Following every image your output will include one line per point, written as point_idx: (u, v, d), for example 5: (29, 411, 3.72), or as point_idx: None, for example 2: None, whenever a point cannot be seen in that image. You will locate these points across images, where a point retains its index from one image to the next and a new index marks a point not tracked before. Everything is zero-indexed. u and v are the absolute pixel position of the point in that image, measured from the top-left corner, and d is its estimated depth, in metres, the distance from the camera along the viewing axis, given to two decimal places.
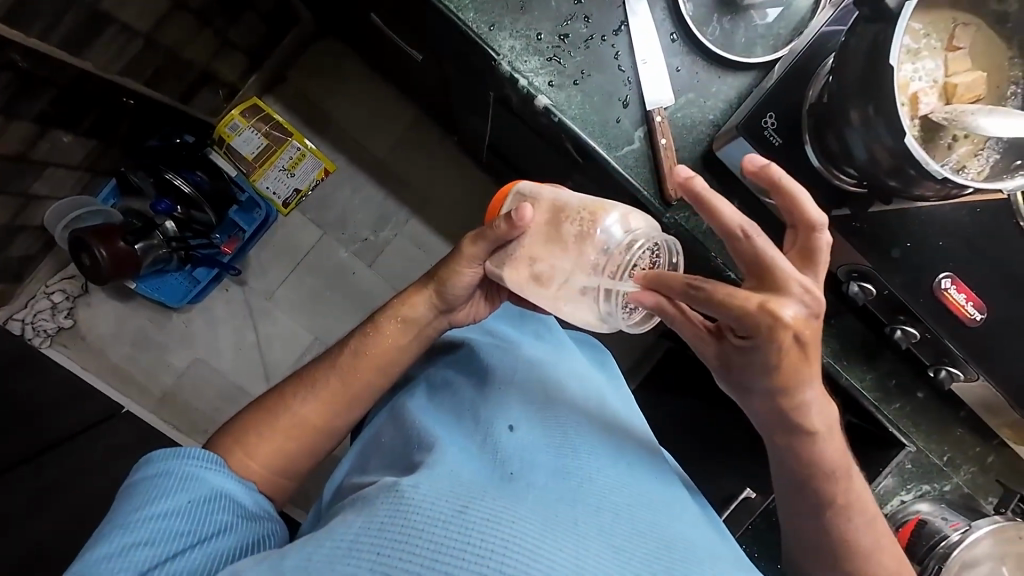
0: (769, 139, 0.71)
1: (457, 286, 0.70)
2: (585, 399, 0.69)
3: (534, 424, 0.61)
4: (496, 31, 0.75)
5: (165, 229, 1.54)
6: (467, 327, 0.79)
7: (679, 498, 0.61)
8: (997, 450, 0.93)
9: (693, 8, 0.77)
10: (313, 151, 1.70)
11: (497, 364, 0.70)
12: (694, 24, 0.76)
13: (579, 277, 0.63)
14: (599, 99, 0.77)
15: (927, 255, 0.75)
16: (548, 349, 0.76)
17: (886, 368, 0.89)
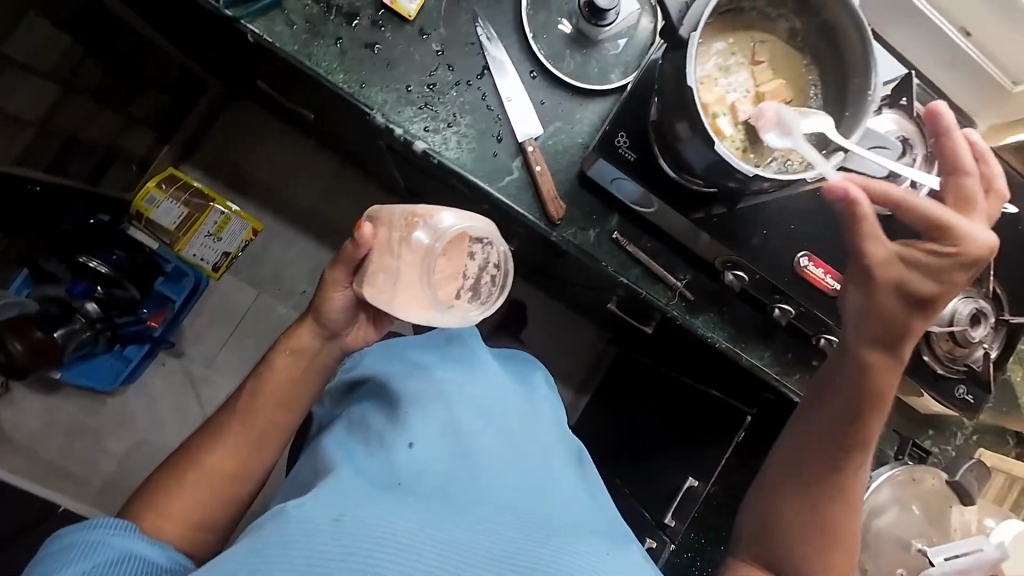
0: (624, 156, 0.79)
1: (330, 309, 0.74)
2: (491, 407, 0.71)
3: (433, 438, 0.64)
4: (367, 88, 0.80)
5: (87, 311, 1.44)
6: (387, 356, 0.79)
7: (565, 498, 0.65)
8: (893, 402, 1.02)
9: (547, 48, 0.85)
10: (238, 212, 1.67)
11: (408, 382, 0.72)
12: (548, 62, 0.85)
13: (405, 275, 0.68)
14: (474, 137, 0.84)
15: (779, 239, 0.85)
16: (463, 361, 0.78)
17: (782, 345, 0.95)
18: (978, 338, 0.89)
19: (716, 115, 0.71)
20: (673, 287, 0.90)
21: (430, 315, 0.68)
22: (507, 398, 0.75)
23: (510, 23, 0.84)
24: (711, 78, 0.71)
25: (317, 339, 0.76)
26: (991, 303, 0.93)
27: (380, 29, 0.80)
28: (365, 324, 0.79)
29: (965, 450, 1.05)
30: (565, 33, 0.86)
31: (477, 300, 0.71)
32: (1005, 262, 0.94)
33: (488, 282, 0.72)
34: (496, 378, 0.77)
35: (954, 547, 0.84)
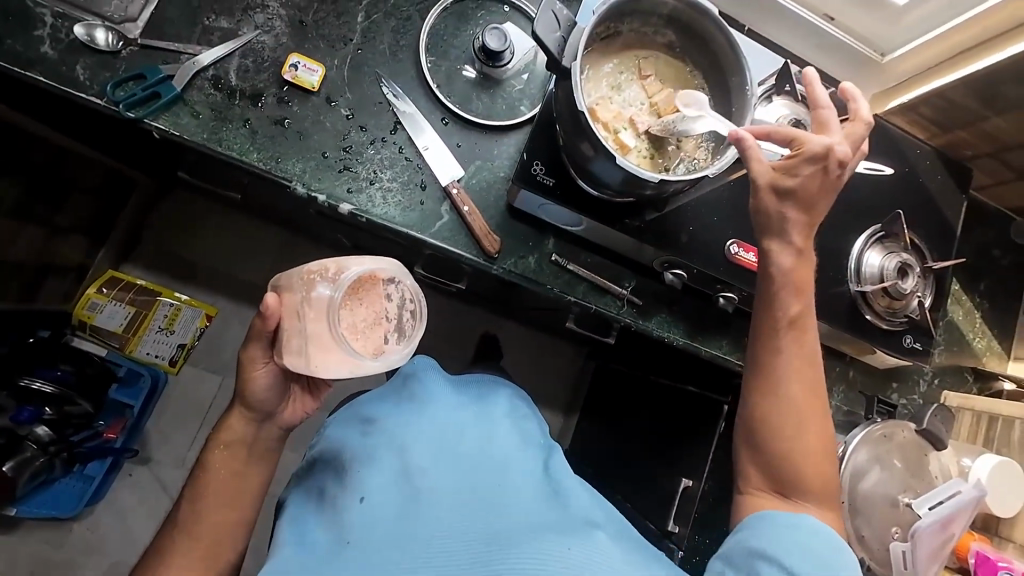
0: (544, 182, 0.82)
1: (256, 389, 0.75)
2: (436, 436, 0.69)
3: (379, 491, 0.64)
4: (283, 162, 0.81)
5: (37, 436, 1.35)
6: (347, 420, 0.79)
7: (525, 508, 0.62)
8: (854, 364, 1.06)
9: (453, 94, 0.89)
10: (188, 301, 1.64)
11: (357, 441, 0.73)
12: (457, 108, 0.88)
13: (314, 328, 0.69)
14: (398, 190, 0.85)
15: (706, 231, 0.89)
16: (410, 400, 0.77)
17: (737, 331, 0.98)
18: (910, 288, 0.94)
19: (617, 131, 0.75)
20: (621, 295, 0.92)
21: (353, 365, 0.69)
22: (456, 422, 0.72)
23: (414, 77, 0.88)
24: (606, 98, 0.75)
25: (249, 427, 0.77)
26: (915, 254, 0.98)
27: (287, 104, 0.82)
28: (300, 396, 0.81)
29: (930, 396, 1.09)
30: (469, 78, 0.90)
31: (400, 339, 0.73)
32: (917, 214, 1.00)
33: (408, 319, 0.75)
34: (445, 405, 0.75)
35: (931, 496, 0.86)
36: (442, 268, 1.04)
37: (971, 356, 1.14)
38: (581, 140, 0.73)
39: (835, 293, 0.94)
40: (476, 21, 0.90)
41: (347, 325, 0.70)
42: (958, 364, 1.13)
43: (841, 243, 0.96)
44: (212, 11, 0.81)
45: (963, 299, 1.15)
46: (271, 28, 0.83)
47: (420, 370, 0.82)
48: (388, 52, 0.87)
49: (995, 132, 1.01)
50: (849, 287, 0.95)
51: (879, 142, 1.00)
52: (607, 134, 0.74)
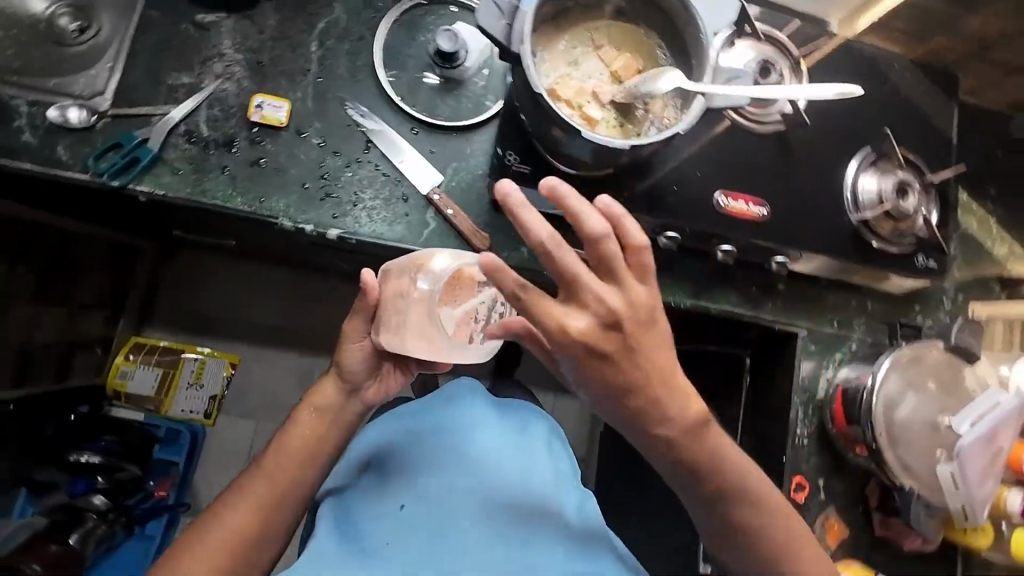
0: (520, 170, 0.82)
1: (351, 361, 0.79)
2: (476, 462, 0.73)
3: (418, 505, 0.69)
4: (268, 201, 0.83)
5: (95, 506, 1.42)
6: (393, 423, 0.81)
7: (549, 548, 0.68)
8: (871, 294, 1.04)
9: (419, 103, 0.90)
10: (211, 354, 1.70)
11: (398, 454, 0.77)
12: (424, 115, 0.89)
13: (413, 312, 0.72)
14: (382, 206, 0.86)
15: (694, 188, 0.88)
16: (446, 416, 0.79)
17: (741, 282, 0.98)
18: (912, 207, 0.91)
19: (581, 106, 0.75)
20: None
21: (444, 351, 0.71)
22: (495, 450, 0.75)
23: (378, 93, 0.89)
24: (563, 76, 0.75)
25: (340, 392, 0.79)
26: (912, 171, 0.96)
27: (260, 144, 0.84)
28: (391, 372, 0.82)
29: (956, 312, 1.07)
30: (432, 84, 0.91)
31: (487, 339, 0.73)
32: (908, 130, 0.98)
33: (494, 320, 0.74)
34: (481, 427, 0.78)
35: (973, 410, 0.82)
36: None
37: (993, 265, 1.10)
38: (548, 122, 0.73)
39: (836, 225, 0.92)
40: (428, 27, 0.91)
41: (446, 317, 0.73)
42: (981, 275, 1.09)
43: (833, 174, 0.94)
44: (173, 70, 0.84)
45: (975, 208, 1.12)
46: (231, 74, 0.85)
47: (467, 391, 0.82)
48: (348, 74, 0.88)
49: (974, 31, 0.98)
50: (849, 217, 0.92)
51: (855, 64, 0.98)
52: (571, 108, 0.74)
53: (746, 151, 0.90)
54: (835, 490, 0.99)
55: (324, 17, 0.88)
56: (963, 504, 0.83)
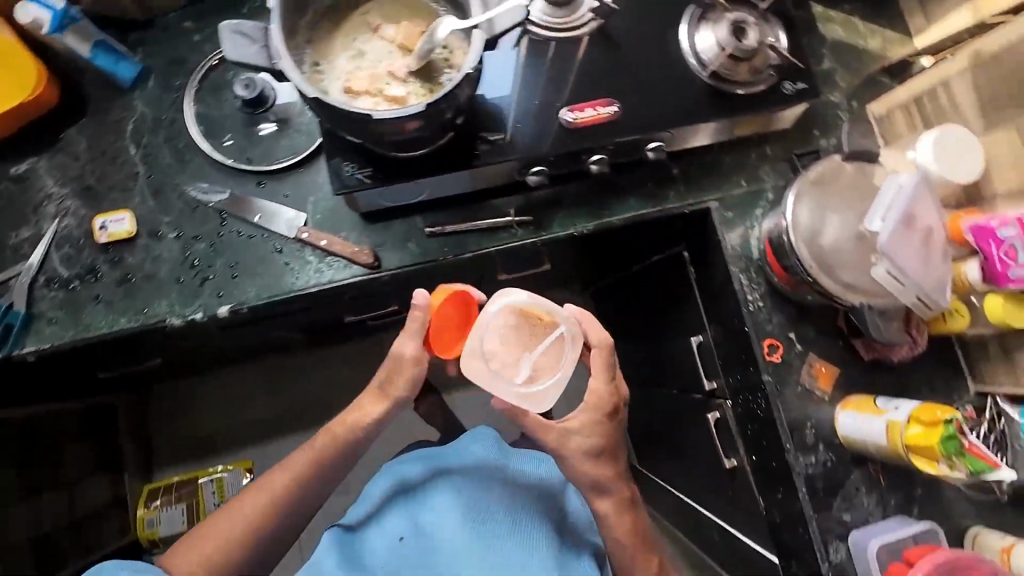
0: (363, 175, 0.81)
1: (402, 366, 0.85)
2: (469, 494, 0.88)
3: (417, 530, 0.85)
4: (149, 309, 0.83)
5: None
6: (421, 462, 0.95)
7: (524, 551, 0.82)
8: (766, 140, 1.02)
9: (260, 155, 0.89)
10: (223, 468, 1.68)
11: (404, 498, 0.90)
12: (266, 166, 0.89)
13: (475, 339, 0.81)
14: (260, 266, 0.86)
15: (540, 117, 0.86)
16: (444, 461, 0.94)
17: (633, 184, 0.97)
18: (754, 42, 0.89)
19: (382, 91, 0.74)
20: (511, 223, 0.92)
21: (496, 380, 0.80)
22: (482, 489, 0.89)
23: (210, 165, 0.88)
24: (353, 71, 0.74)
25: (375, 401, 0.88)
26: (744, 7, 0.93)
27: (121, 260, 0.84)
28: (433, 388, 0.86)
29: (856, 118, 1.04)
30: (269, 131, 0.90)
31: (534, 385, 0.80)
32: None
33: (547, 374, 0.81)
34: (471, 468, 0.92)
35: (885, 205, 0.78)
36: (361, 303, 1.04)
37: (874, 60, 1.07)
38: (354, 121, 0.72)
39: (691, 91, 0.90)
40: (230, 83, 0.91)
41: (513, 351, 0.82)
42: (866, 75, 1.07)
43: (671, 45, 0.92)
44: (11, 230, 0.84)
45: (834, 15, 1.09)
46: (66, 210, 0.85)
47: (483, 438, 0.98)
48: (174, 160, 0.88)
49: None
50: (700, 77, 0.90)
51: None
52: (373, 98, 0.73)
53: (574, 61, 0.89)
54: (810, 337, 0.97)
55: (130, 118, 0.89)
56: (917, 294, 0.81)
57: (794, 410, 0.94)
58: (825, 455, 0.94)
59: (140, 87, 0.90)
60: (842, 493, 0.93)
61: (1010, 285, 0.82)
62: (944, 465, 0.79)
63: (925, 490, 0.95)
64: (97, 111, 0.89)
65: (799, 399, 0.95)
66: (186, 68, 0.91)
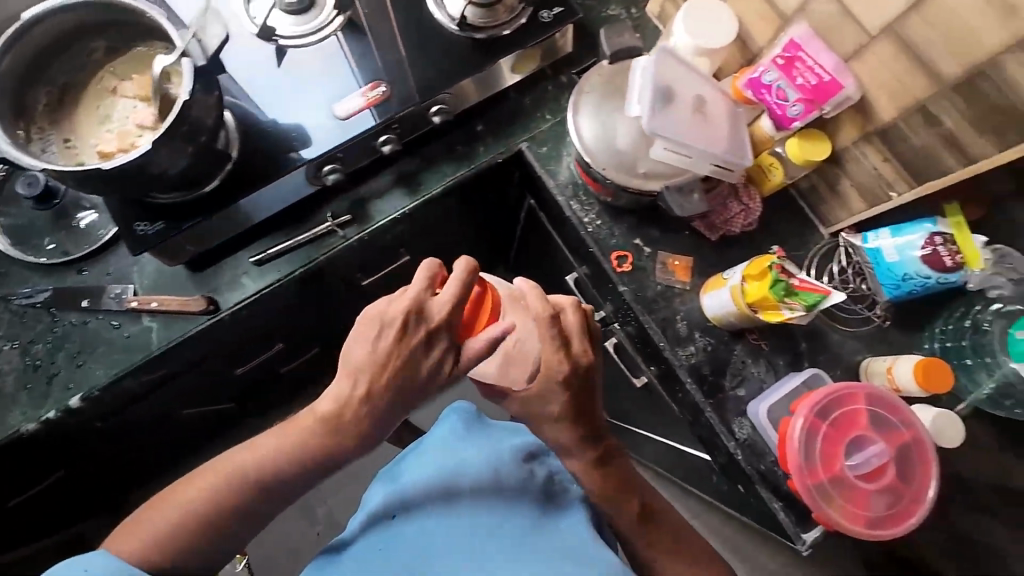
0: (156, 229, 0.82)
1: (349, 362, 0.70)
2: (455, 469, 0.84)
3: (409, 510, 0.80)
4: (8, 420, 0.86)
5: None
6: (414, 456, 0.89)
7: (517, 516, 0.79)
8: (559, 69, 1.04)
9: (87, 241, 0.91)
10: None
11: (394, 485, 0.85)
12: (92, 248, 0.90)
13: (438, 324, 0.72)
14: (101, 346, 0.88)
15: (314, 120, 0.89)
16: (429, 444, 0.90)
17: (439, 151, 1.01)
18: None
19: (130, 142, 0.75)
20: (331, 227, 0.95)
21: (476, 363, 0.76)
22: (469, 460, 0.85)
23: (30, 269, 0.91)
24: (100, 135, 0.76)
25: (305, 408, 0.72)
26: None
27: None
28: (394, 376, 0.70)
29: (640, 20, 1.06)
30: (92, 216, 0.92)
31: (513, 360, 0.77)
32: None
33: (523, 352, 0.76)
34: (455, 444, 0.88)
35: (634, 88, 0.80)
36: (237, 351, 1.06)
37: None
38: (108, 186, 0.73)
39: (453, 48, 0.92)
40: None
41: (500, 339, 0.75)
42: None
43: (424, 11, 0.94)
44: None
45: None
46: None
47: (466, 419, 0.93)
48: None
49: None
50: (456, 32, 0.92)
51: None
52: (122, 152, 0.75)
53: (333, 58, 0.91)
54: (655, 236, 0.98)
55: None
56: (709, 160, 0.83)
57: (660, 309, 0.96)
58: (703, 340, 0.95)
59: None
60: (730, 370, 0.94)
61: (796, 124, 0.84)
62: (786, 309, 0.81)
63: (810, 342, 0.95)
64: None
65: (662, 298, 0.96)
66: None
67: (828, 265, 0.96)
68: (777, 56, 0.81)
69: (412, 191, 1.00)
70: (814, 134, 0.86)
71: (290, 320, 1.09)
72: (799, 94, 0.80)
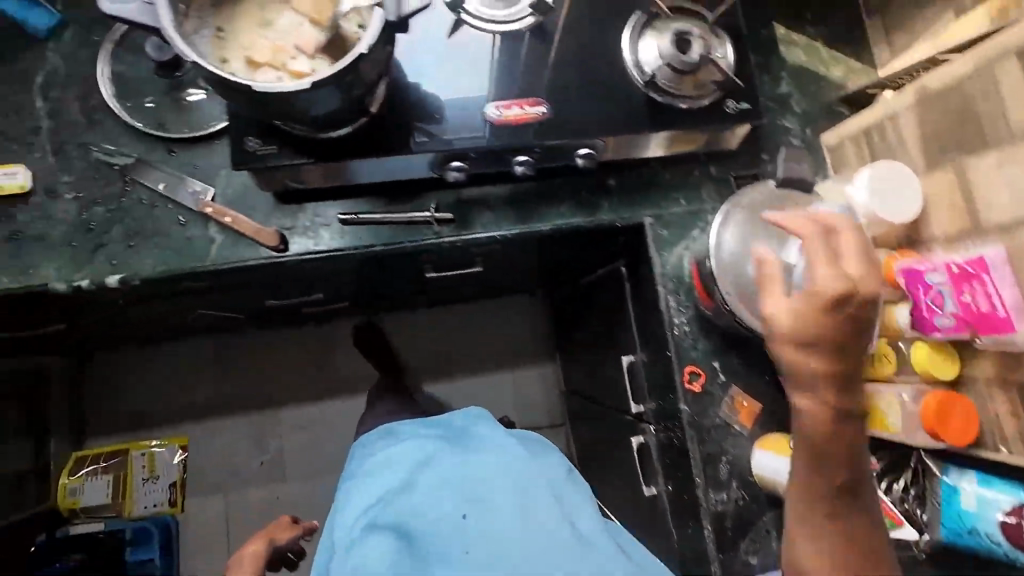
0: (263, 150, 0.77)
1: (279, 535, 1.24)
2: (512, 487, 0.74)
3: (443, 515, 0.71)
4: (35, 269, 0.79)
5: None
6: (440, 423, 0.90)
7: (585, 527, 0.71)
8: (710, 160, 0.98)
9: (190, 129, 0.84)
10: (159, 444, 1.76)
11: (426, 486, 0.75)
12: (198, 130, 0.84)
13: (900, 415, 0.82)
14: (158, 236, 0.82)
15: (462, 107, 0.81)
16: (472, 451, 0.79)
17: (567, 189, 0.93)
18: (697, 56, 0.85)
19: (247, 73, 0.69)
20: (429, 219, 0.88)
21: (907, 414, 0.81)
22: (516, 463, 0.77)
23: (115, 125, 0.84)
24: (247, 41, 0.70)
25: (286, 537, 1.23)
26: (692, 19, 0.88)
27: (10, 217, 0.80)
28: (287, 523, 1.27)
29: (808, 147, 1.02)
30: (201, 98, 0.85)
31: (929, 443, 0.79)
32: None
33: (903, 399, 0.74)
34: (507, 459, 0.78)
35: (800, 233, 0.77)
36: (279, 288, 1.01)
37: (833, 90, 1.05)
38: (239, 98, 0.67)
39: (625, 96, 0.86)
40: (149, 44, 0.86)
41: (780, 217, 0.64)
42: (822, 103, 1.05)
43: (612, 47, 0.88)
44: None
45: (796, 38, 1.06)
46: None
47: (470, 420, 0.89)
48: (82, 118, 0.84)
49: None
50: (637, 85, 0.86)
51: None
52: (249, 76, 0.69)
53: (507, 54, 0.85)
54: (735, 367, 0.93)
55: (39, 69, 0.84)
56: None
57: (709, 442, 0.90)
58: (738, 492, 0.89)
59: (54, 38, 0.85)
60: (752, 534, 0.88)
61: (937, 333, 0.78)
62: None
63: None
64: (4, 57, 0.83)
65: (716, 431, 0.90)
66: (105, 23, 0.86)
67: (893, 478, 0.89)
68: (954, 262, 0.75)
69: (521, 217, 0.91)
70: (948, 351, 0.80)
71: (340, 282, 1.02)
72: (957, 309, 0.75)
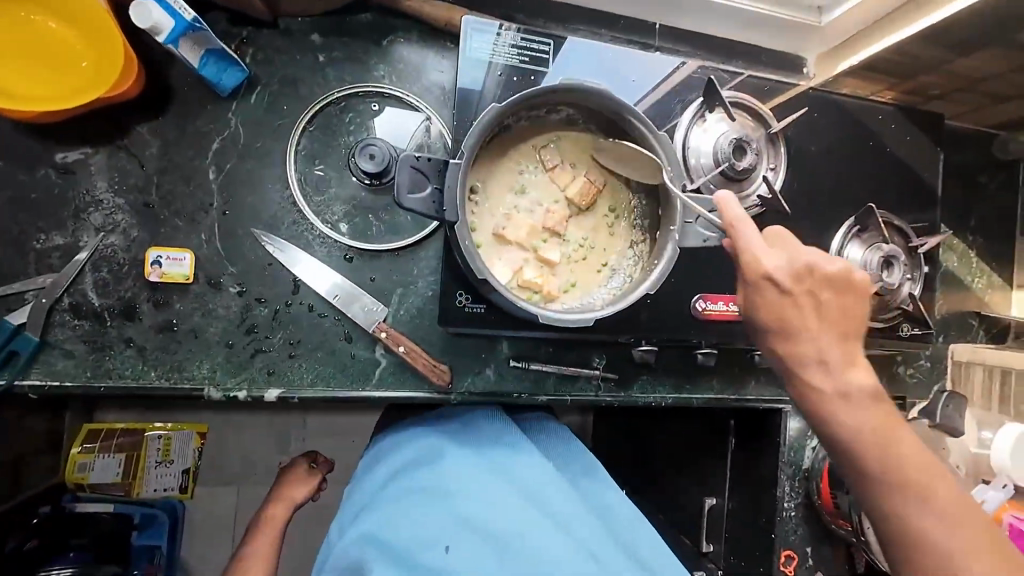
0: (474, 310, 0.74)
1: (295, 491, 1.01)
2: (526, 498, 0.64)
3: (467, 544, 0.57)
4: (188, 368, 0.71)
5: None
6: (448, 422, 0.78)
7: (601, 553, 0.61)
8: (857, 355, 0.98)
9: (372, 238, 0.78)
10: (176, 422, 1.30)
11: (452, 506, 0.61)
12: (382, 243, 0.78)
13: None
14: (324, 351, 0.76)
15: (669, 293, 0.79)
16: (501, 461, 0.69)
17: (728, 367, 0.91)
18: (897, 281, 0.84)
19: (495, 259, 0.64)
20: (593, 376, 0.84)
21: None
22: (530, 479, 0.67)
23: (293, 216, 0.75)
24: (501, 217, 0.64)
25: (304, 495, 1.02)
26: (896, 240, 0.88)
27: (167, 304, 0.71)
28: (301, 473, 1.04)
29: (937, 355, 1.05)
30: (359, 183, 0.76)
31: None
32: (880, 190, 0.89)
33: None
34: (540, 477, 0.68)
35: None
36: None
37: (972, 300, 1.07)
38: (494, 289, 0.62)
39: None
40: (346, 130, 0.77)
41: (755, 260, 0.58)
42: (959, 312, 1.07)
43: (817, 246, 0.86)
44: (39, 230, 0.68)
45: (956, 243, 1.07)
46: (115, 224, 0.69)
47: (492, 422, 0.77)
48: (258, 202, 0.74)
49: (926, 87, 0.87)
50: None
51: (835, 124, 0.87)
52: (498, 266, 0.64)
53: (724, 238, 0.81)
54: (824, 556, 0.99)
55: (218, 133, 0.72)
56: None
57: None
58: None
59: (239, 98, 0.73)
60: None
61: None
62: None
63: None
64: (180, 113, 0.71)
65: None
66: (298, 93, 0.75)
67: None
68: None
69: (680, 388, 0.87)
70: None
71: None
72: None
